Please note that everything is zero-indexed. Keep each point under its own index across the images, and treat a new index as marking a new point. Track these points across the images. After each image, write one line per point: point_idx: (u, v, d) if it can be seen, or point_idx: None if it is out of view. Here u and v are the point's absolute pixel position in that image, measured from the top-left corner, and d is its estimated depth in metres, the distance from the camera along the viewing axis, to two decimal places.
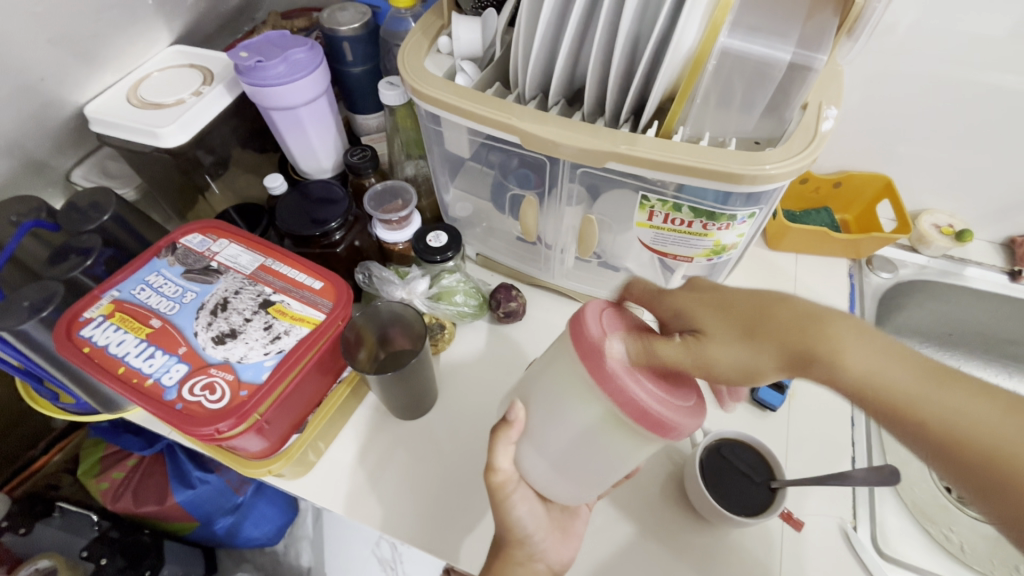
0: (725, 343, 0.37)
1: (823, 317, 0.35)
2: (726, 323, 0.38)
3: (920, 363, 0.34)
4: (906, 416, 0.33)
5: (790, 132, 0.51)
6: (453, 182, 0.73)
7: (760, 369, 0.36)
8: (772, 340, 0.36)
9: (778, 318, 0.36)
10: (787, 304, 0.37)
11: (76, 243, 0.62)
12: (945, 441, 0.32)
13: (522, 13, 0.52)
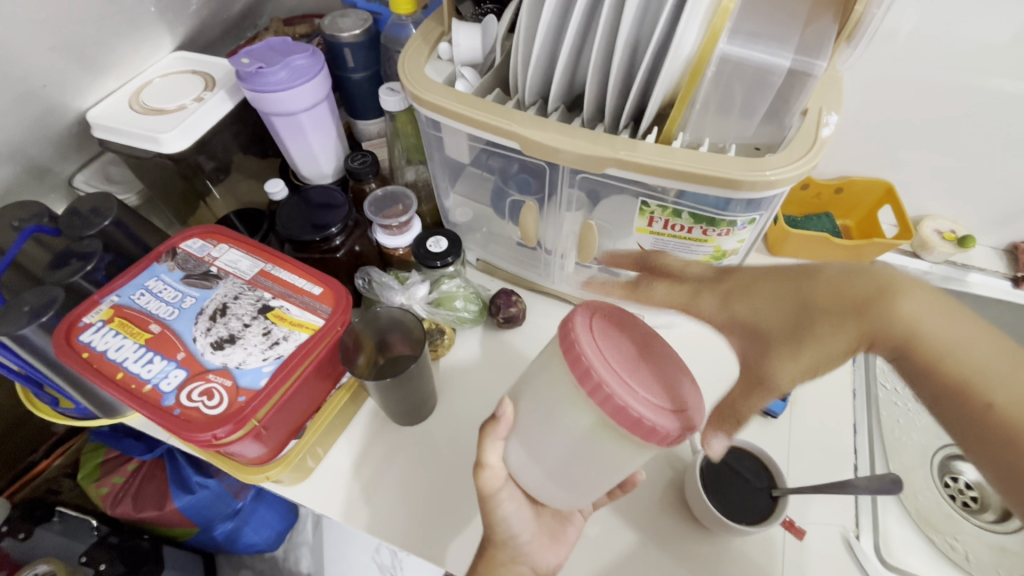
0: (773, 319, 0.41)
1: (896, 289, 0.37)
2: (776, 301, 0.41)
3: (999, 343, 0.35)
4: (973, 395, 0.34)
5: (790, 138, 0.50)
6: (453, 188, 0.73)
7: (831, 350, 0.39)
8: (847, 321, 0.37)
9: (849, 295, 0.38)
10: (862, 273, 0.38)
11: (77, 248, 0.62)
12: (1008, 425, 0.33)
13: (522, 19, 0.52)
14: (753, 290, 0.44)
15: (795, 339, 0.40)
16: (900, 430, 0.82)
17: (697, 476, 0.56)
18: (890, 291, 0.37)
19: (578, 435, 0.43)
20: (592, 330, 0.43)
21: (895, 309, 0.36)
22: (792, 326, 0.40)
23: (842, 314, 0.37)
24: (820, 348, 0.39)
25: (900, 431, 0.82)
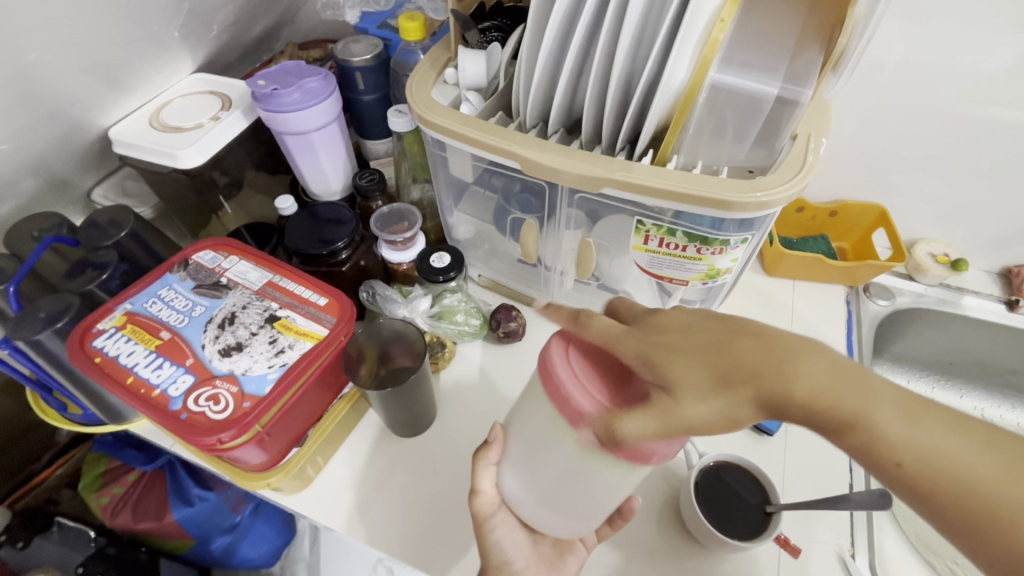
0: (687, 380, 0.33)
1: (798, 361, 0.32)
2: (690, 358, 0.34)
3: (900, 400, 0.32)
4: (884, 457, 0.32)
5: (780, 160, 0.53)
6: (457, 206, 0.75)
7: (739, 417, 0.32)
8: (745, 387, 0.32)
9: (741, 365, 0.32)
10: (758, 341, 0.33)
11: (93, 258, 0.64)
12: (920, 482, 0.32)
13: (523, 48, 0.55)
14: (676, 339, 0.35)
15: (702, 397, 0.33)
16: None
17: (692, 492, 0.56)
18: (754, 347, 0.33)
19: (564, 464, 0.43)
20: (573, 347, 0.40)
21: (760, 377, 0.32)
22: (696, 392, 0.33)
23: (744, 377, 0.32)
24: (730, 410, 0.32)
25: None
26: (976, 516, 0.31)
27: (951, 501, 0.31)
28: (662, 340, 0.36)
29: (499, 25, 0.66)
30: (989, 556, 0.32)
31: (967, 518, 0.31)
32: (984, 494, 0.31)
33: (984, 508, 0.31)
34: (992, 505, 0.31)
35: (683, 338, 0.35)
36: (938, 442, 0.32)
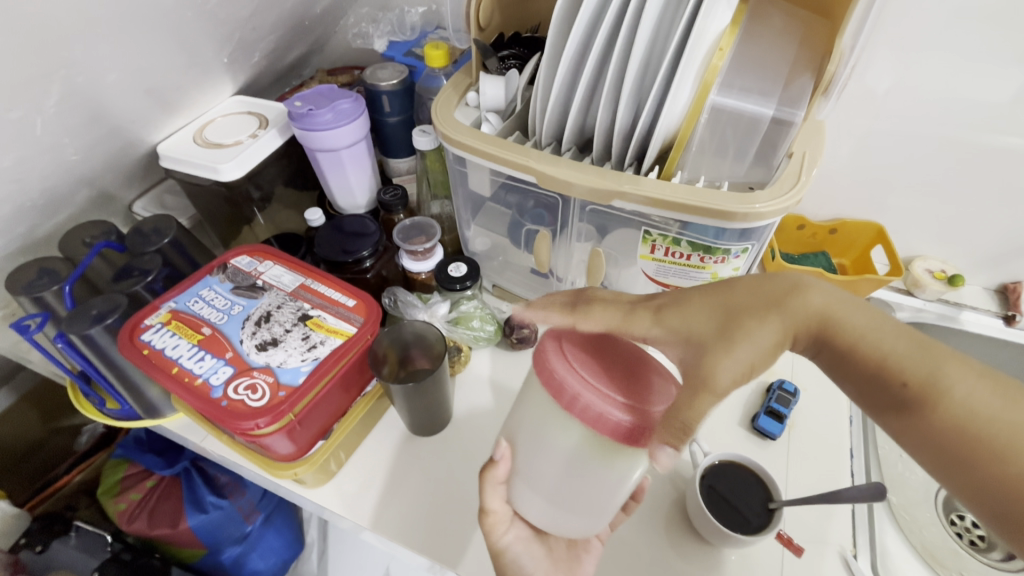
0: (703, 324, 0.42)
1: (808, 287, 0.42)
2: (703, 305, 0.43)
3: (906, 333, 0.41)
4: (893, 375, 0.40)
5: (777, 177, 0.57)
6: (474, 220, 0.80)
7: (763, 345, 0.39)
8: (768, 313, 0.41)
9: (756, 296, 0.42)
10: (783, 275, 0.43)
11: (138, 262, 0.68)
12: (927, 399, 0.39)
13: (541, 72, 0.60)
14: (692, 296, 0.44)
15: (726, 339, 0.39)
16: (901, 464, 0.84)
17: (697, 491, 0.59)
18: (767, 292, 0.42)
19: (569, 449, 0.45)
20: (566, 345, 0.45)
21: (773, 305, 0.41)
22: (724, 332, 0.40)
23: (762, 312, 0.41)
24: (751, 351, 0.39)
25: (903, 465, 0.84)
26: (980, 442, 0.37)
27: (954, 424, 0.38)
28: (663, 302, 0.46)
29: (517, 54, 0.71)
30: (977, 484, 0.37)
31: (972, 444, 0.37)
32: (990, 421, 0.37)
33: (978, 432, 0.37)
34: (988, 433, 0.37)
35: (698, 293, 0.44)
36: (939, 368, 0.39)
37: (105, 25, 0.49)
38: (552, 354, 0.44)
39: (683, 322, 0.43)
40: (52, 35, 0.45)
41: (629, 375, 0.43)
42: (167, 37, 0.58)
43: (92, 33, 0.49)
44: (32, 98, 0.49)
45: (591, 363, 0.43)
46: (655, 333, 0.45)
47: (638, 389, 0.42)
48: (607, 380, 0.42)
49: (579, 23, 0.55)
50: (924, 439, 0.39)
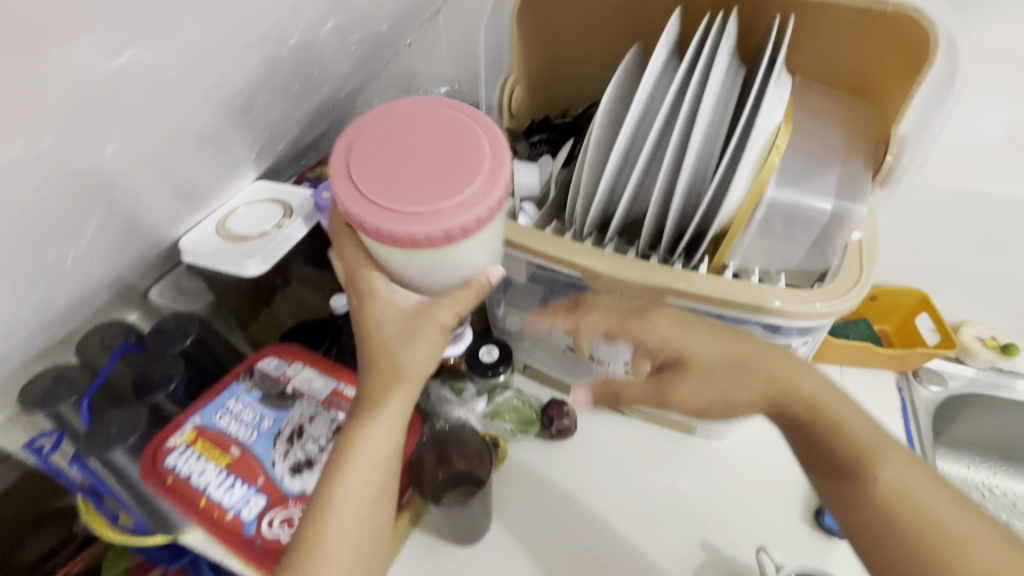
0: (700, 359, 0.48)
1: (803, 371, 0.46)
2: (711, 345, 0.48)
3: (882, 434, 0.45)
4: (866, 474, 0.43)
5: (836, 269, 0.54)
6: (504, 298, 0.76)
7: (736, 400, 0.47)
8: (755, 373, 0.46)
9: (748, 353, 0.47)
10: (777, 350, 0.47)
11: (159, 365, 0.65)
12: (890, 501, 0.42)
13: (584, 166, 0.58)
14: (693, 328, 0.49)
15: (708, 376, 0.48)
16: None
17: None
18: (759, 356, 0.47)
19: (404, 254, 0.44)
20: (353, 154, 0.43)
21: (761, 372, 0.46)
22: (705, 372, 0.48)
23: (743, 369, 0.47)
24: (723, 389, 0.48)
25: None
26: (927, 550, 0.40)
27: (908, 530, 0.41)
28: (675, 319, 0.51)
29: (549, 138, 0.70)
30: None
31: (921, 550, 0.41)
32: (950, 533, 0.40)
33: (931, 545, 0.40)
34: (934, 541, 0.40)
35: (698, 325, 0.50)
36: (906, 475, 0.43)
37: (152, 158, 0.45)
38: (343, 184, 0.42)
39: (672, 351, 0.50)
40: (106, 182, 0.42)
41: (450, 161, 0.42)
42: (207, 154, 0.55)
43: (141, 170, 0.45)
44: (68, 236, 0.45)
45: (377, 171, 0.42)
46: (653, 342, 0.51)
47: (463, 171, 0.42)
48: (416, 191, 0.41)
49: (629, 121, 0.54)
50: (868, 527, 0.43)
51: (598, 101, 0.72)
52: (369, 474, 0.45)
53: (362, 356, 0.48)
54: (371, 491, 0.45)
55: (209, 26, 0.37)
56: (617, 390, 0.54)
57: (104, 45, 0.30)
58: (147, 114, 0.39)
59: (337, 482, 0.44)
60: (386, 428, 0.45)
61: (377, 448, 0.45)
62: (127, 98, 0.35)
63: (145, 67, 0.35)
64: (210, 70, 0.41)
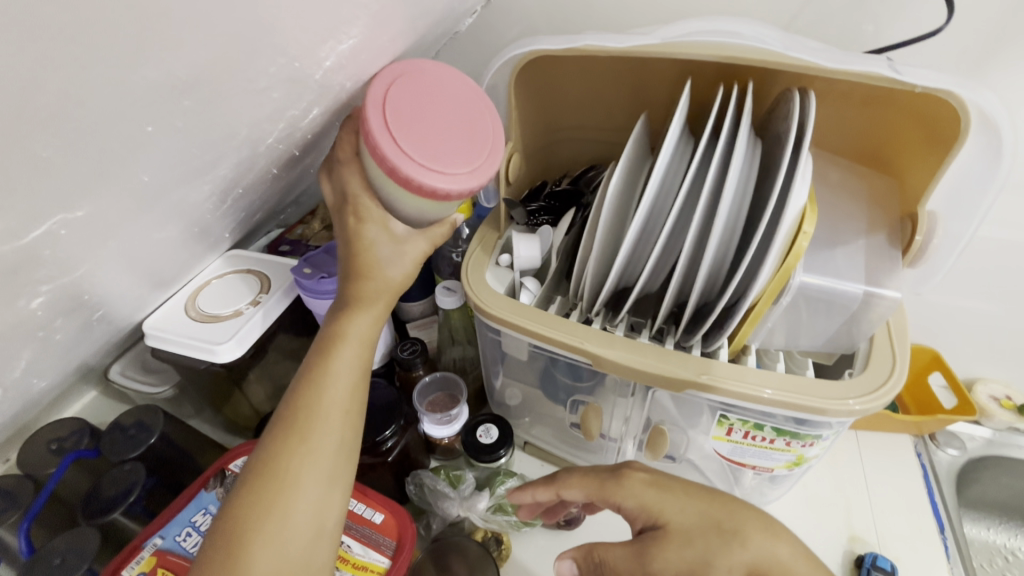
0: (673, 517, 0.44)
1: (781, 536, 0.42)
2: (683, 503, 0.44)
3: None
4: None
5: (865, 356, 0.50)
6: (502, 371, 0.70)
7: (717, 564, 0.41)
8: (733, 539, 0.42)
9: (726, 514, 0.43)
10: (754, 513, 0.44)
11: (113, 477, 0.56)
12: None
13: (593, 245, 0.54)
14: (668, 490, 0.46)
15: (686, 540, 0.42)
16: None
17: None
18: (734, 515, 0.43)
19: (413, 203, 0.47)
20: (387, 98, 0.44)
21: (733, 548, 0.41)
22: (682, 535, 0.43)
23: (722, 533, 0.42)
24: (705, 553, 0.41)
25: None
26: None
27: None
28: (648, 478, 0.47)
29: (547, 206, 0.66)
30: None
31: None
32: None
33: None
34: None
35: (672, 483, 0.46)
36: None
37: (102, 281, 0.40)
38: (376, 119, 0.43)
39: (650, 514, 0.45)
40: (49, 311, 0.37)
41: (466, 134, 0.46)
42: (168, 254, 0.49)
43: (88, 293, 0.40)
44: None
45: (408, 121, 0.44)
46: (630, 505, 0.46)
47: (476, 144, 0.46)
48: (441, 151, 0.44)
49: (644, 203, 0.50)
50: None
51: (597, 167, 0.69)
52: (353, 361, 0.48)
53: (347, 267, 0.51)
54: (358, 372, 0.48)
55: (163, 152, 0.32)
56: (597, 559, 0.45)
57: (30, 199, 0.26)
58: (88, 249, 0.34)
59: (330, 359, 0.47)
60: (370, 319, 0.50)
61: (365, 335, 0.49)
62: (58, 242, 0.30)
63: (80, 211, 0.30)
64: (173, 189, 0.37)
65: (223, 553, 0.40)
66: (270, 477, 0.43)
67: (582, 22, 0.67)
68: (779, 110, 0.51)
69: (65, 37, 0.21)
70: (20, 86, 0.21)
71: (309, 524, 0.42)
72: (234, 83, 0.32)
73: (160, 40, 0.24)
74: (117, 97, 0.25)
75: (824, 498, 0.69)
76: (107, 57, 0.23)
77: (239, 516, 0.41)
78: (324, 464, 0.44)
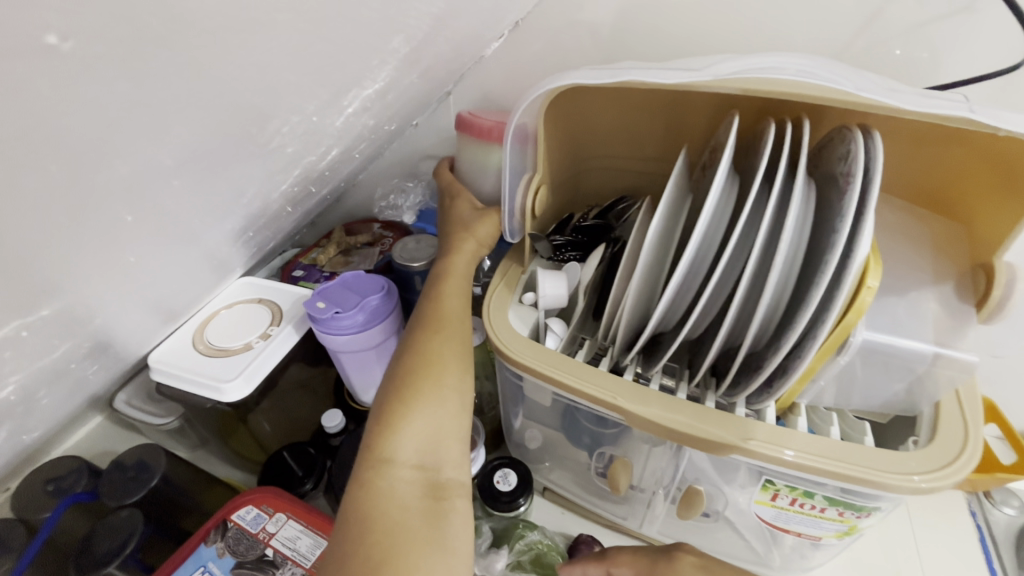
0: None
1: None
2: None
3: None
4: None
5: (930, 425, 0.45)
6: (521, 413, 0.66)
7: None
8: None
9: None
10: None
11: (109, 526, 0.52)
12: None
13: (630, 291, 0.50)
14: None
15: None
16: None
17: None
18: None
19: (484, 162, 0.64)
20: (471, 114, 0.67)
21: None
22: None
23: None
24: None
25: None
26: None
27: None
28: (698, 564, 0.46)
29: (573, 241, 0.62)
30: None
31: None
32: None
33: None
34: None
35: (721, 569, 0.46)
36: None
37: (99, 337, 0.37)
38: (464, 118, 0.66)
39: None
40: (43, 372, 0.34)
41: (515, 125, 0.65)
42: (175, 298, 0.46)
43: (87, 347, 0.37)
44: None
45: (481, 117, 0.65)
46: None
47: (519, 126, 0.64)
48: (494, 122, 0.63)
49: (690, 250, 0.45)
50: None
51: (628, 199, 0.65)
52: (465, 281, 0.57)
53: (444, 231, 0.63)
54: (467, 289, 0.56)
55: (167, 213, 0.29)
56: None
57: (23, 277, 0.23)
58: (84, 316, 0.31)
59: (444, 279, 0.56)
60: (471, 252, 0.59)
61: (464, 268, 0.58)
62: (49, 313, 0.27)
63: (75, 282, 0.27)
64: (181, 239, 0.33)
65: (390, 406, 0.44)
66: (420, 351, 0.49)
67: (613, 50, 0.64)
68: (833, 149, 0.47)
69: (55, 127, 0.18)
70: (7, 180, 0.18)
71: (459, 391, 0.47)
72: (247, 142, 0.29)
73: (163, 116, 0.22)
74: (118, 171, 0.22)
75: (871, 560, 0.64)
76: (103, 139, 0.20)
77: (398, 381, 0.46)
78: (461, 343, 0.50)
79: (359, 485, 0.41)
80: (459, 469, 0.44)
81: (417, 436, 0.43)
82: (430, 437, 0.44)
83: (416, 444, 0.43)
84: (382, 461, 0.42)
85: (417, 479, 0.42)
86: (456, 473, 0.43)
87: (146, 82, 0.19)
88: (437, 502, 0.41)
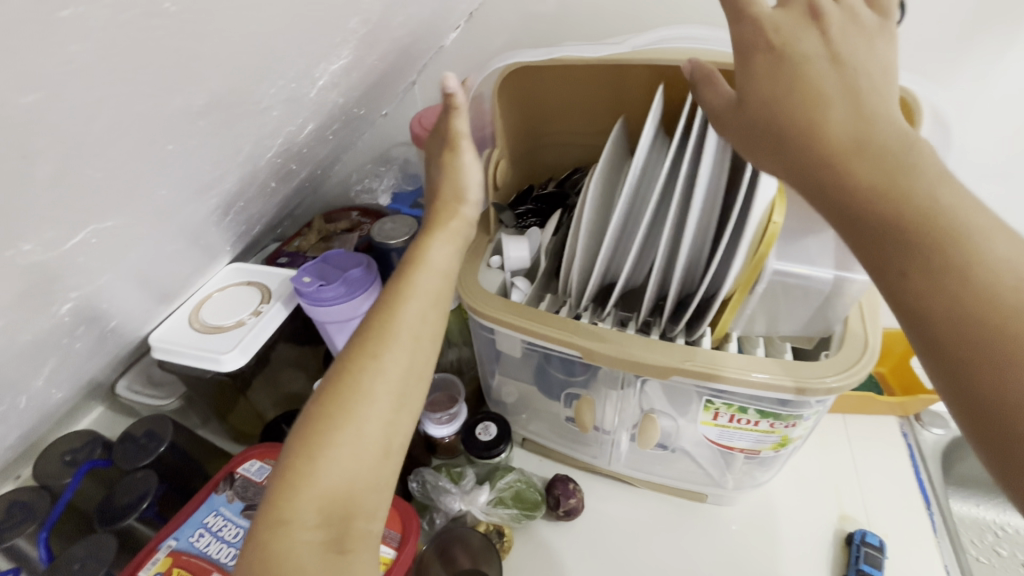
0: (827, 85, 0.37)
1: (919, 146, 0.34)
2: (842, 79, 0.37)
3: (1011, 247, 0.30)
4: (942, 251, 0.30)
5: (840, 341, 0.53)
6: (497, 369, 0.73)
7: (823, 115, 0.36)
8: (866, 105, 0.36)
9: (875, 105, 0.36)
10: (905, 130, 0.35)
11: (126, 484, 0.58)
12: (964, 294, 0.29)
13: (579, 240, 0.56)
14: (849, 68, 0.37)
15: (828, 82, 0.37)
16: None
17: None
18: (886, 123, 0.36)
19: None
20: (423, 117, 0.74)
21: (917, 217, 0.31)
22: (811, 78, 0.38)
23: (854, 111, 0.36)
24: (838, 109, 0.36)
25: None
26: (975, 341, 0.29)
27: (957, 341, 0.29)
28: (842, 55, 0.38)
29: (534, 209, 0.68)
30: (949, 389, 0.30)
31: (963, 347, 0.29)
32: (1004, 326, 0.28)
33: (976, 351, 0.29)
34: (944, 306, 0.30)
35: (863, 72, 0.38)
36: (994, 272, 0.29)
37: (115, 294, 0.43)
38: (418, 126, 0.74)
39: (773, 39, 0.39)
40: (71, 321, 0.40)
41: None
42: (176, 266, 0.52)
43: (104, 304, 0.43)
44: (24, 375, 0.42)
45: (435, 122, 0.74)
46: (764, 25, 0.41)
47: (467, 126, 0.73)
48: None
49: (626, 201, 0.52)
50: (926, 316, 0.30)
51: (581, 169, 0.72)
52: (429, 286, 0.50)
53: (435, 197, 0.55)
54: (433, 296, 0.49)
55: (180, 171, 0.35)
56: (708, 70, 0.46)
57: (69, 215, 0.28)
58: (108, 264, 0.37)
59: (408, 280, 0.50)
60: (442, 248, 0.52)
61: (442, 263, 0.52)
62: (80, 260, 0.33)
63: (103, 227, 0.32)
64: (184, 200, 0.39)
65: (298, 457, 0.41)
66: (343, 387, 0.44)
67: (558, 32, 0.70)
68: None
69: (106, 82, 0.24)
70: (69, 125, 0.24)
71: (380, 438, 0.43)
72: (238, 110, 0.35)
73: (178, 81, 0.28)
74: (143, 128, 0.28)
75: (813, 478, 0.73)
76: (136, 98, 0.26)
77: (311, 427, 0.42)
78: (396, 375, 0.45)
79: (256, 545, 0.38)
80: (371, 519, 0.41)
81: (322, 493, 0.40)
82: (338, 493, 0.40)
83: (318, 502, 0.39)
84: (280, 521, 0.38)
85: (318, 539, 0.38)
86: (367, 524, 0.41)
87: (169, 48, 0.25)
88: (340, 556, 0.39)
